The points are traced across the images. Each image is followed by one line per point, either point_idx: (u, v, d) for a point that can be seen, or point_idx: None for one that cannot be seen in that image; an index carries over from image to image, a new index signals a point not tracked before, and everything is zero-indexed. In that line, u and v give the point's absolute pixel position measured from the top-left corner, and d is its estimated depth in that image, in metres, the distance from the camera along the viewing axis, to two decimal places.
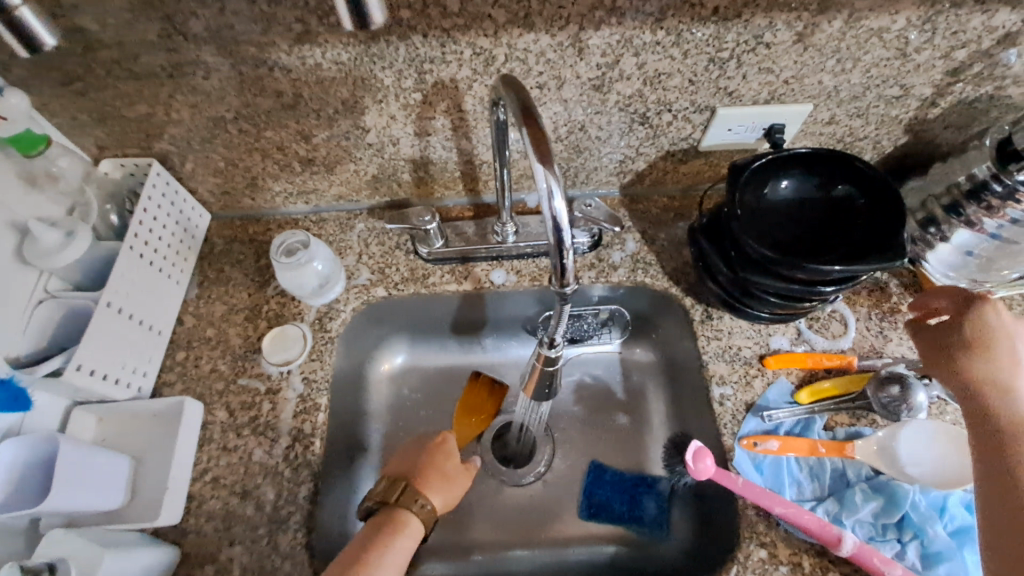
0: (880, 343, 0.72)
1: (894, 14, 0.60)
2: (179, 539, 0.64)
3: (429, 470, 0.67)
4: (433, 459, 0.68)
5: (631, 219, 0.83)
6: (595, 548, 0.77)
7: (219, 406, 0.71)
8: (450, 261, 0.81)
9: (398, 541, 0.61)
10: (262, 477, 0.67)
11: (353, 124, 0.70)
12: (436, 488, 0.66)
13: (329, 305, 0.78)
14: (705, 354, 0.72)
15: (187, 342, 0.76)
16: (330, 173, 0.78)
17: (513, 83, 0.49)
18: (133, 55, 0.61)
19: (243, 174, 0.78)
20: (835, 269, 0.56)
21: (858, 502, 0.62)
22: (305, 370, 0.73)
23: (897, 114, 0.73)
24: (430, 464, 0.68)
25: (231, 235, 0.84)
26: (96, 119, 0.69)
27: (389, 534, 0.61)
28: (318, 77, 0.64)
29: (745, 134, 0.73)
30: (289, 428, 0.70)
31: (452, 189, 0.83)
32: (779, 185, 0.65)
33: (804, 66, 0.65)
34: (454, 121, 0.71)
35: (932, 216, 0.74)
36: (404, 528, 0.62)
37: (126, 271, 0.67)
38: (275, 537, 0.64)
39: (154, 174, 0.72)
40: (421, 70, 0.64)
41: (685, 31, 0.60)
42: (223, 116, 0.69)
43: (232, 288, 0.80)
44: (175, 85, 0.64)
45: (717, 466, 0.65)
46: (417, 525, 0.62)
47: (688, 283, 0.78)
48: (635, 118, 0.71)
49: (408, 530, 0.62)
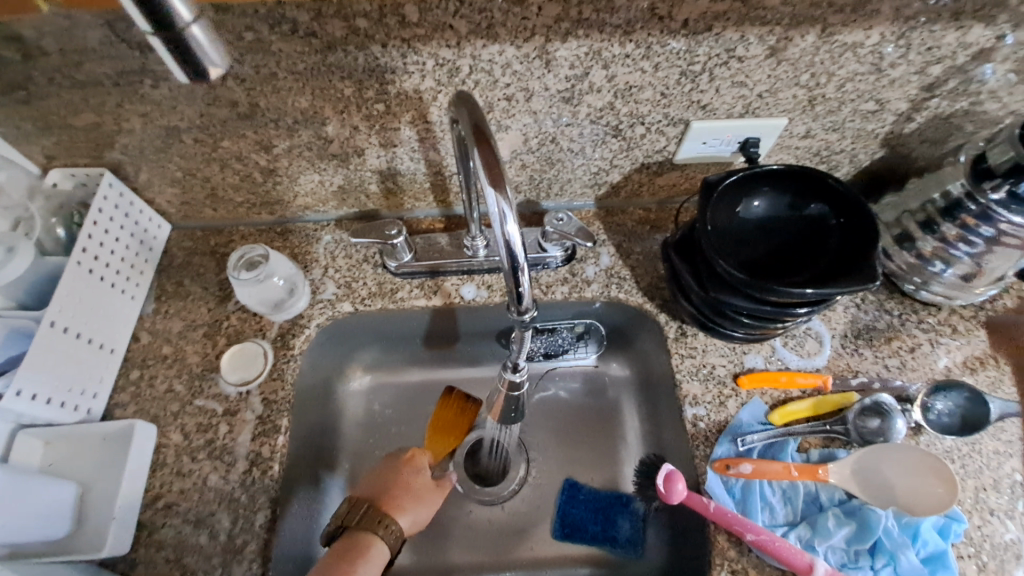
0: (855, 362, 0.71)
1: (867, 30, 0.59)
2: (127, 570, 0.61)
3: (397, 490, 0.66)
4: (403, 476, 0.67)
5: (606, 232, 0.81)
6: (567, 570, 0.75)
7: (174, 428, 0.68)
8: (420, 275, 0.79)
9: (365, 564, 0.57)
10: (217, 504, 0.64)
11: (315, 135, 0.68)
12: (406, 507, 0.64)
13: (293, 321, 0.75)
14: (679, 373, 0.71)
15: (142, 360, 0.72)
16: (294, 184, 0.75)
17: (463, 97, 0.47)
18: (75, 62, 0.57)
19: (202, 184, 0.75)
20: (807, 292, 0.55)
21: (831, 529, 0.61)
22: (266, 389, 0.71)
23: (874, 128, 0.72)
24: (398, 483, 0.66)
25: (191, 247, 0.81)
26: (41, 127, 0.65)
27: (354, 556, 0.58)
28: (275, 87, 0.61)
29: (720, 147, 0.71)
30: (248, 451, 0.67)
31: (423, 200, 0.80)
32: (752, 203, 0.63)
33: (779, 81, 0.64)
34: (421, 132, 0.68)
35: (907, 232, 0.73)
36: (371, 548, 0.59)
37: (74, 288, 0.64)
38: (229, 569, 0.61)
39: (106, 185, 0.69)
40: (383, 81, 0.61)
41: (655, 44, 0.58)
42: (177, 125, 0.66)
43: (191, 303, 0.76)
44: (122, 93, 0.61)
45: (688, 491, 0.64)
46: (383, 546, 0.60)
47: (663, 299, 0.76)
48: (608, 131, 0.69)
49: (375, 551, 0.59)
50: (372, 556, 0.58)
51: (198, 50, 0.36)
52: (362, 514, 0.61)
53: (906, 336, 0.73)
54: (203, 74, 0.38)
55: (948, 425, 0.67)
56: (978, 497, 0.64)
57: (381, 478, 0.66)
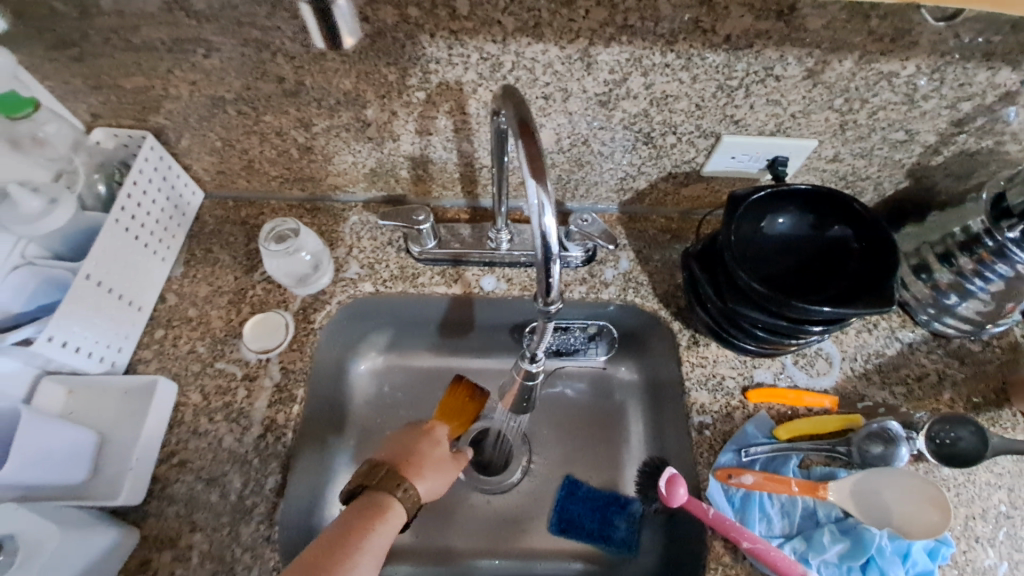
0: (862, 386, 0.72)
1: (904, 61, 0.60)
2: (139, 521, 0.63)
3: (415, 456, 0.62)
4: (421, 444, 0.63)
5: (627, 237, 0.82)
6: (560, 563, 0.76)
7: (193, 388, 0.70)
8: (441, 263, 0.81)
9: (381, 531, 0.54)
10: (230, 464, 0.66)
11: (354, 117, 0.69)
12: (421, 475, 0.60)
13: (315, 296, 0.77)
14: (688, 380, 0.72)
15: (167, 321, 0.74)
16: (328, 163, 0.77)
17: (510, 93, 0.47)
18: (133, 25, 0.59)
19: (240, 156, 0.77)
20: (823, 311, 0.56)
21: (826, 543, 0.62)
22: (284, 359, 0.73)
23: (901, 158, 0.73)
24: (417, 450, 0.62)
25: (223, 216, 0.83)
26: (90, 86, 0.66)
27: (369, 519, 0.55)
28: (322, 67, 0.63)
29: (748, 163, 0.73)
30: (263, 417, 0.69)
31: (450, 190, 0.82)
32: (776, 220, 0.64)
33: (812, 103, 0.65)
34: (457, 123, 0.70)
35: (925, 262, 0.74)
36: (387, 514, 0.56)
37: (110, 244, 0.66)
38: (237, 528, 0.63)
39: (148, 148, 0.71)
40: (426, 70, 0.63)
41: (696, 56, 0.59)
42: (223, 96, 0.67)
43: (219, 269, 0.78)
44: (175, 60, 0.63)
45: (688, 495, 0.65)
46: (401, 512, 0.57)
47: (678, 307, 0.77)
48: (639, 137, 0.70)
49: (392, 517, 0.56)
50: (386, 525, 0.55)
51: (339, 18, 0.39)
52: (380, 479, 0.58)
53: (914, 364, 0.74)
54: (339, 43, 0.41)
55: (948, 455, 0.67)
56: (968, 525, 0.65)
57: (400, 444, 0.63)
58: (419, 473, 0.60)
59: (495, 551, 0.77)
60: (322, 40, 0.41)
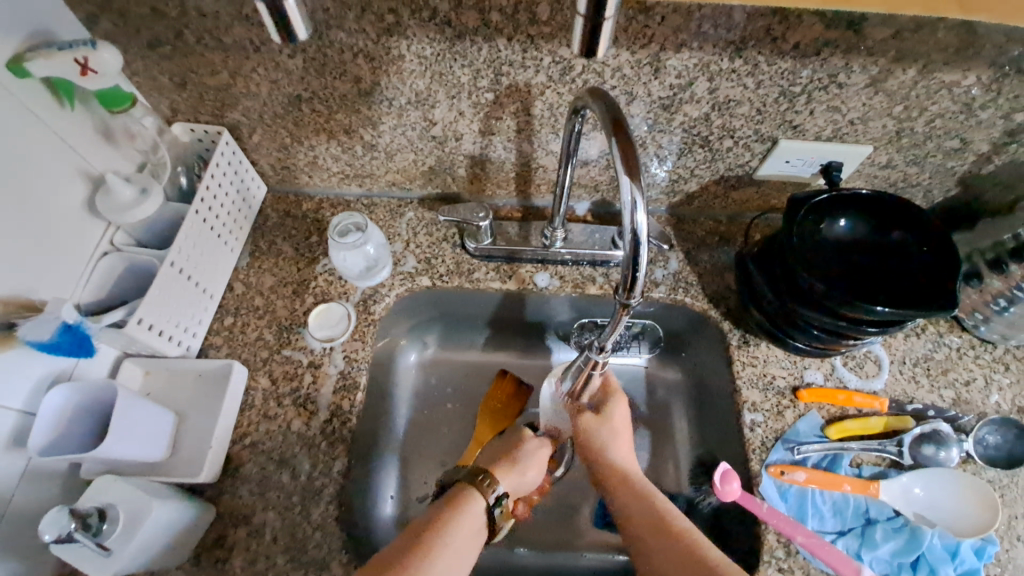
0: (911, 388, 0.73)
1: (966, 71, 0.62)
2: (215, 498, 0.66)
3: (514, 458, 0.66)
4: (525, 446, 0.67)
5: (677, 238, 0.83)
6: (605, 556, 0.78)
7: (262, 373, 0.73)
8: (496, 259, 0.83)
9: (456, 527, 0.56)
10: (299, 447, 0.69)
11: (422, 116, 0.72)
12: (509, 476, 0.64)
13: (374, 288, 0.80)
14: (739, 380, 0.73)
15: (235, 308, 0.77)
16: (389, 160, 0.80)
17: (602, 94, 0.52)
18: (225, 26, 0.63)
19: (306, 152, 0.79)
20: (883, 312, 0.58)
21: (879, 540, 0.65)
22: (348, 348, 0.75)
23: (953, 166, 0.74)
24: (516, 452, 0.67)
25: (284, 209, 0.86)
26: (176, 83, 0.70)
27: (460, 509, 0.57)
28: (398, 68, 0.66)
29: (802, 167, 0.75)
30: (328, 403, 0.72)
31: (504, 188, 0.84)
32: (837, 222, 0.67)
33: (871, 110, 0.67)
34: (520, 124, 0.72)
35: (976, 268, 0.74)
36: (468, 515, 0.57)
37: (191, 235, 0.69)
38: (308, 507, 0.66)
39: (224, 143, 0.73)
40: (498, 72, 0.65)
41: (762, 62, 0.62)
42: (299, 95, 0.70)
43: (282, 261, 0.81)
44: (259, 59, 0.66)
45: (742, 489, 0.67)
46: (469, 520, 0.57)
47: (728, 307, 0.78)
48: (697, 140, 0.72)
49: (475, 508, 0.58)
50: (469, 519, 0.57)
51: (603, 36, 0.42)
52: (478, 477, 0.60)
53: (961, 369, 0.75)
54: (593, 52, 0.43)
55: (992, 456, 0.69)
56: (1010, 524, 0.66)
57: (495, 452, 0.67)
58: (519, 473, 0.65)
59: (528, 541, 0.79)
60: (579, 48, 0.43)
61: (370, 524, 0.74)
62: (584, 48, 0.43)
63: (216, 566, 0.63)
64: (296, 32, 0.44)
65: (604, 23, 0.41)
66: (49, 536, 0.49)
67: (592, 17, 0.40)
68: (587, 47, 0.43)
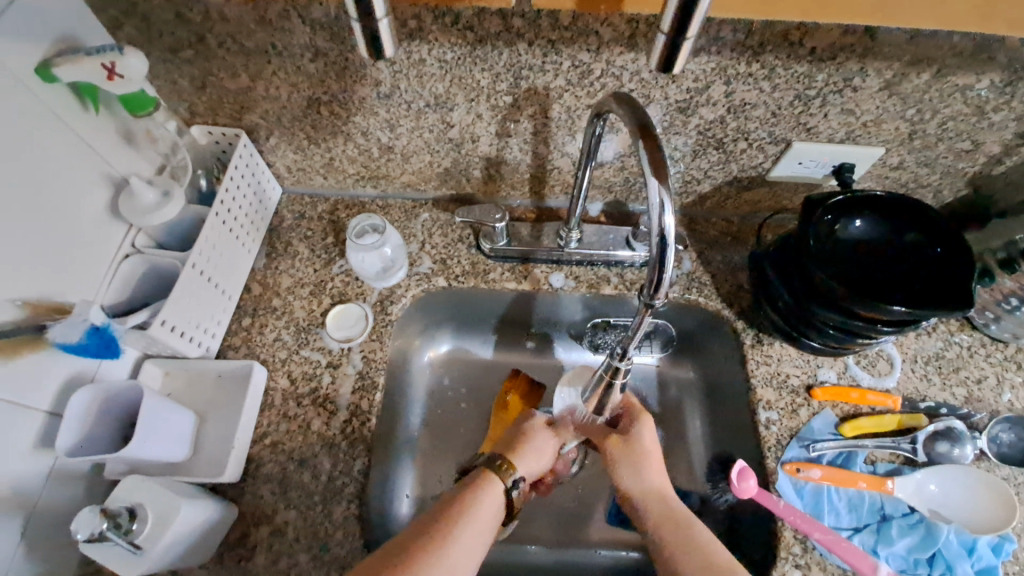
0: (923, 386, 0.74)
1: (980, 74, 0.63)
2: (237, 497, 0.67)
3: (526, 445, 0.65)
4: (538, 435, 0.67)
5: (690, 238, 0.84)
6: (619, 552, 0.79)
7: (281, 374, 0.74)
8: (510, 260, 0.84)
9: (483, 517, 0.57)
10: (319, 447, 0.70)
11: (440, 119, 0.73)
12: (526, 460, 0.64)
13: (390, 289, 0.80)
14: (753, 378, 0.74)
15: (253, 309, 0.78)
16: (406, 162, 0.80)
17: (626, 98, 0.53)
18: (248, 30, 0.63)
19: (323, 154, 0.80)
20: (901, 312, 0.59)
21: (895, 536, 0.66)
22: (365, 349, 0.76)
23: (963, 167, 0.75)
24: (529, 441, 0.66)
25: (300, 210, 0.86)
26: (196, 86, 0.70)
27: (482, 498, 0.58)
28: (419, 72, 0.67)
29: (814, 169, 0.76)
30: (348, 403, 0.72)
31: (518, 190, 0.85)
32: (852, 223, 0.68)
33: (885, 112, 0.68)
34: (537, 126, 0.73)
35: (987, 267, 0.75)
36: (487, 494, 0.59)
37: (210, 237, 0.69)
38: (330, 506, 0.66)
39: (242, 146, 0.74)
40: (517, 76, 0.66)
41: (779, 66, 0.63)
42: (319, 97, 0.71)
43: (299, 262, 0.82)
44: (280, 62, 0.67)
45: (758, 487, 0.67)
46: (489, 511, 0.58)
47: (741, 307, 0.79)
48: (711, 142, 0.73)
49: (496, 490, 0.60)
50: (487, 501, 0.58)
51: (681, 55, 0.44)
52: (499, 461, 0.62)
53: (972, 367, 0.76)
54: (669, 69, 0.45)
55: (1007, 455, 0.70)
56: None
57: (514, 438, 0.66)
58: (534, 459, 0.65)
59: (542, 539, 0.79)
60: (656, 64, 0.45)
61: (388, 523, 0.75)
62: (661, 61, 0.45)
63: (239, 565, 0.63)
64: (383, 45, 0.44)
65: (683, 42, 0.43)
66: (82, 535, 0.49)
67: (673, 36, 0.42)
68: (664, 64, 0.45)
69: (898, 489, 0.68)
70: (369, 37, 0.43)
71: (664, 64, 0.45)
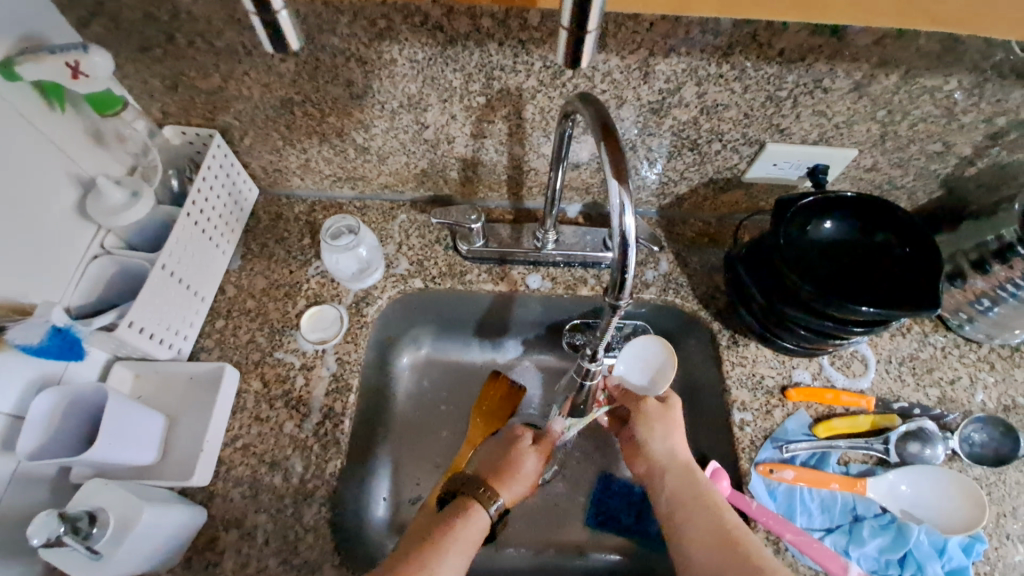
0: (897, 387, 0.74)
1: (948, 76, 0.63)
2: (207, 501, 0.66)
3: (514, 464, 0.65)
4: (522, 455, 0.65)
5: (667, 239, 0.84)
6: (597, 556, 0.78)
7: (254, 376, 0.73)
8: (487, 261, 0.83)
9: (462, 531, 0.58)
10: (291, 449, 0.69)
11: (414, 120, 0.73)
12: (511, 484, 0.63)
13: (366, 291, 0.80)
14: (729, 379, 0.74)
15: (227, 311, 0.77)
16: (382, 163, 0.80)
17: (592, 99, 0.53)
18: (217, 29, 0.63)
19: (298, 154, 0.79)
20: (870, 312, 0.59)
21: (866, 537, 0.66)
22: (340, 351, 0.75)
23: (936, 168, 0.75)
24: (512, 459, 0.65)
25: (276, 211, 0.86)
26: (168, 86, 0.70)
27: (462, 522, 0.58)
28: (390, 72, 0.66)
29: (789, 170, 0.76)
30: (321, 405, 0.72)
31: (496, 191, 0.85)
32: (823, 224, 0.69)
33: (856, 114, 0.68)
34: (511, 127, 0.73)
35: (960, 269, 0.76)
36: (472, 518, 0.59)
37: (182, 238, 0.69)
38: (300, 509, 0.66)
39: (215, 146, 0.73)
40: (489, 76, 0.66)
41: (749, 68, 0.63)
42: (292, 98, 0.71)
43: (275, 263, 0.81)
44: (252, 62, 0.66)
45: (732, 488, 0.68)
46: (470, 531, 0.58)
47: (717, 308, 0.79)
48: (686, 143, 0.73)
49: (479, 517, 0.59)
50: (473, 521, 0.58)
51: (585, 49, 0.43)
52: (482, 489, 0.60)
53: (946, 368, 0.76)
54: (576, 63, 0.44)
55: (979, 455, 0.71)
56: (999, 522, 0.67)
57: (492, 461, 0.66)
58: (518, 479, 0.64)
59: (520, 542, 0.79)
60: (562, 59, 0.44)
61: (363, 527, 0.74)
62: (568, 60, 0.44)
63: (207, 569, 0.63)
64: (286, 39, 0.44)
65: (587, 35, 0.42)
66: (38, 540, 0.49)
67: (575, 31, 0.42)
68: (571, 58, 0.44)
69: (870, 489, 0.68)
70: (268, 26, 0.43)
71: (571, 59, 0.44)
